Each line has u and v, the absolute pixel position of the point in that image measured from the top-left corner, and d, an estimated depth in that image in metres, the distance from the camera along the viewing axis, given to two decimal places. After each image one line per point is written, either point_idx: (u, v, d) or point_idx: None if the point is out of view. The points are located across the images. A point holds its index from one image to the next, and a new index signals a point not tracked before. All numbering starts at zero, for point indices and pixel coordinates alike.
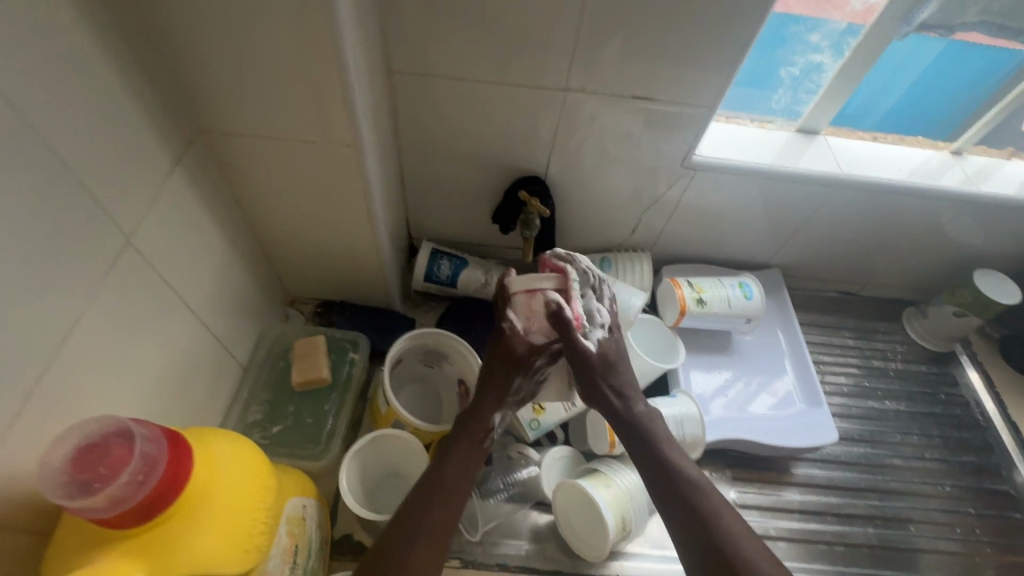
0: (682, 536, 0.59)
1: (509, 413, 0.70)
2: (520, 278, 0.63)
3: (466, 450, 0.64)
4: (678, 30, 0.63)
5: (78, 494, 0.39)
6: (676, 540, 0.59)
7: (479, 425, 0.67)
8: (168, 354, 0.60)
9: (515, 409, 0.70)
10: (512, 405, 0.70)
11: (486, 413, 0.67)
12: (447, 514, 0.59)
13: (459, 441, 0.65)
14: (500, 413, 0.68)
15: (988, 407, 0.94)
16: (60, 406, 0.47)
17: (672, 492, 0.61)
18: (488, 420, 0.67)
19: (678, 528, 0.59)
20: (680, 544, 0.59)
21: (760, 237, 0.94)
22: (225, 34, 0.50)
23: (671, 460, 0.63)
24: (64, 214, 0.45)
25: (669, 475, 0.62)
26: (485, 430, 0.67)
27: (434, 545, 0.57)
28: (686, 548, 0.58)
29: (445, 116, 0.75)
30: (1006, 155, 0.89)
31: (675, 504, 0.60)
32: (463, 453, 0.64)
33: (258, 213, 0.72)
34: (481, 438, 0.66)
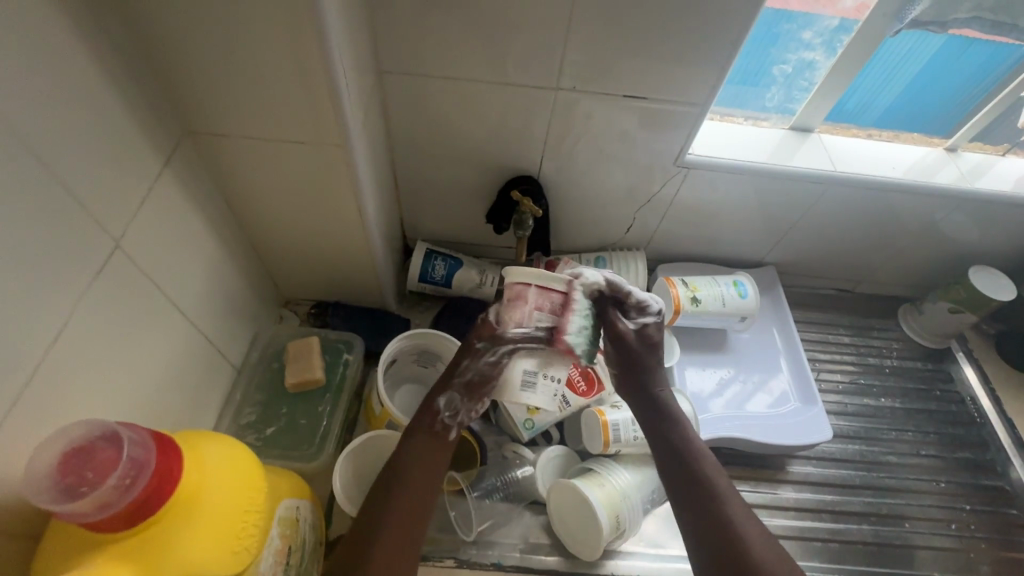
0: (689, 522, 0.62)
1: (456, 399, 0.67)
2: (525, 269, 0.61)
3: (426, 436, 0.64)
4: (668, 28, 0.63)
5: (63, 499, 0.39)
6: (682, 526, 0.62)
7: (429, 413, 0.66)
8: (159, 356, 0.60)
9: (464, 393, 0.67)
10: (458, 389, 0.67)
11: (432, 398, 0.67)
12: (416, 497, 0.60)
13: (412, 430, 0.65)
14: (446, 397, 0.67)
15: (984, 403, 0.94)
16: (49, 409, 0.47)
17: (687, 487, 0.63)
18: (434, 404, 0.67)
19: (685, 515, 0.62)
20: (685, 530, 0.62)
21: (755, 235, 0.94)
22: (211, 35, 0.50)
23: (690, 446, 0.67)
24: (51, 218, 0.45)
25: (685, 462, 0.65)
26: (433, 414, 0.66)
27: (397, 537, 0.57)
28: (689, 534, 0.61)
29: (437, 116, 0.75)
30: (1001, 151, 0.88)
31: (685, 488, 0.64)
32: (423, 439, 0.64)
33: (249, 215, 0.72)
34: (433, 425, 0.65)
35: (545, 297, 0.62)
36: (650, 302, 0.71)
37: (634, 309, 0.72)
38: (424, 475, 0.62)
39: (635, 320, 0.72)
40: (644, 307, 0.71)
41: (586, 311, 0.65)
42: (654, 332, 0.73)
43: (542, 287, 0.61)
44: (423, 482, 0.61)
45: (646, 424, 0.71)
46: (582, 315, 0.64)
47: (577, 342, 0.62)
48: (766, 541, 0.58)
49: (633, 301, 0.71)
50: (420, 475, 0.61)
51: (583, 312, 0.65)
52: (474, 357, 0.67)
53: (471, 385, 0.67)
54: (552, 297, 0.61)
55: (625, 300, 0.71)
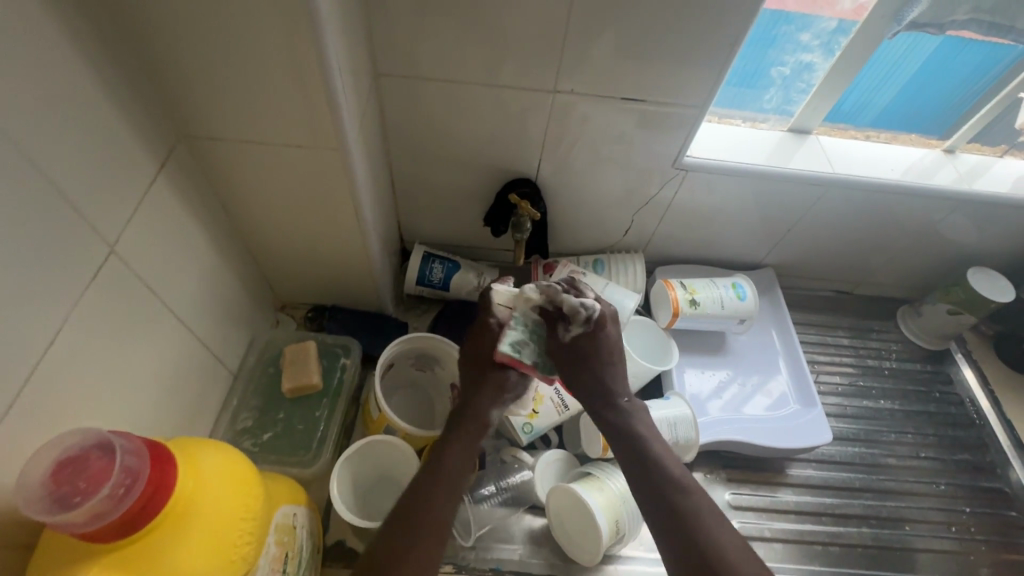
0: (666, 540, 0.56)
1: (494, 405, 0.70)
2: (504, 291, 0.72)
3: (468, 439, 0.65)
4: (666, 31, 0.63)
5: (55, 509, 0.38)
6: (659, 546, 0.57)
7: (471, 416, 0.67)
8: (155, 362, 0.60)
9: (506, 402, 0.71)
10: (502, 398, 0.70)
11: (477, 402, 0.68)
12: (453, 496, 0.60)
13: (456, 434, 0.65)
14: (497, 408, 0.69)
15: (983, 404, 0.94)
16: (43, 417, 0.46)
17: (656, 492, 0.59)
18: (481, 413, 0.67)
19: (661, 532, 0.57)
20: (663, 550, 0.57)
21: (753, 237, 0.93)
22: (207, 39, 0.50)
23: (661, 458, 0.62)
24: (45, 224, 0.44)
25: (657, 476, 0.60)
26: (478, 420, 0.67)
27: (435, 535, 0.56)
28: (667, 555, 0.56)
29: (434, 119, 0.75)
30: (999, 152, 0.88)
31: (656, 503, 0.59)
32: (464, 445, 0.65)
33: (246, 219, 0.71)
34: (473, 429, 0.66)
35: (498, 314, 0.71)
36: (583, 307, 0.67)
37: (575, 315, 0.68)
38: (462, 478, 0.62)
39: (574, 329, 0.68)
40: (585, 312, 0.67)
41: (528, 325, 0.70)
42: (601, 338, 0.69)
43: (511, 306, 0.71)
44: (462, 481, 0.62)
45: (614, 439, 0.66)
46: (523, 330, 0.69)
47: (522, 355, 0.68)
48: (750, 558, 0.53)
49: (572, 308, 0.68)
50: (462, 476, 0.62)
51: (528, 329, 0.69)
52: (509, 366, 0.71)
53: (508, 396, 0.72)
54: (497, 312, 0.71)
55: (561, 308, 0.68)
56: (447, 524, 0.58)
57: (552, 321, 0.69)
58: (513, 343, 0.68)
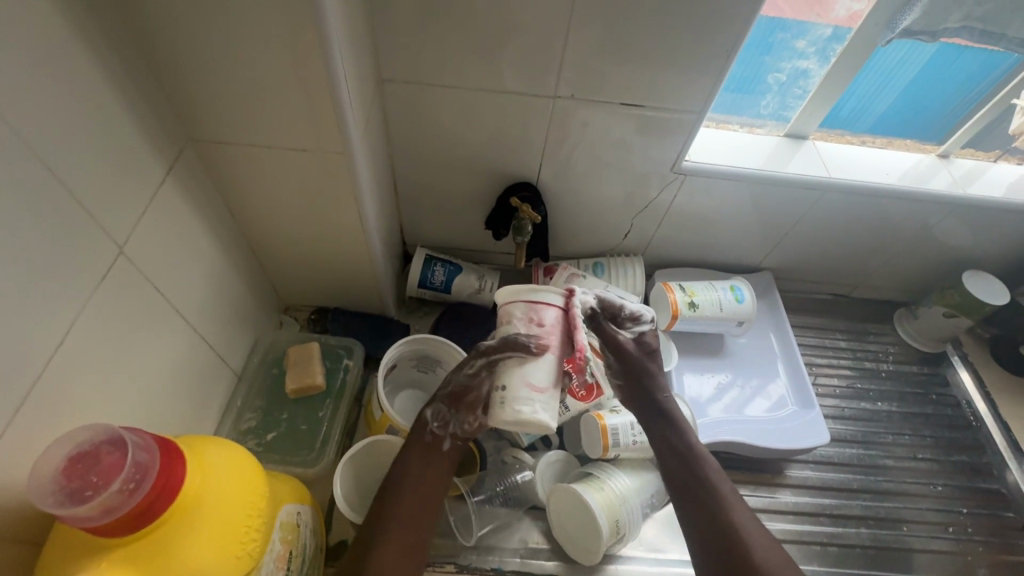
0: (695, 527, 0.62)
1: (445, 411, 0.66)
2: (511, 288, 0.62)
3: (418, 448, 0.64)
4: (664, 37, 0.64)
5: (68, 503, 0.39)
6: (688, 534, 0.63)
7: (417, 422, 0.66)
8: (161, 362, 0.60)
9: (449, 404, 0.66)
10: (445, 400, 0.66)
11: (419, 409, 0.66)
12: (416, 505, 0.61)
13: (404, 450, 0.64)
14: (433, 407, 0.66)
15: (979, 406, 0.95)
16: (53, 413, 0.47)
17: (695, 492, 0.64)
18: (422, 416, 0.66)
19: (691, 521, 0.62)
20: (691, 536, 0.62)
21: (751, 241, 0.95)
22: (216, 45, 0.51)
23: (696, 451, 0.66)
24: (55, 225, 0.45)
25: (690, 468, 0.65)
26: (422, 425, 0.66)
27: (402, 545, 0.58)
28: (695, 540, 0.62)
29: (436, 124, 0.76)
30: (993, 157, 0.90)
31: (690, 495, 0.64)
32: (416, 454, 0.64)
33: (250, 221, 0.72)
34: (425, 436, 0.65)
35: (531, 313, 0.60)
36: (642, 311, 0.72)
37: (629, 319, 0.71)
38: (421, 490, 0.62)
39: (630, 330, 0.72)
40: (638, 317, 0.72)
41: (585, 329, 0.65)
42: (653, 341, 0.73)
43: (529, 300, 0.61)
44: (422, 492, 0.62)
45: (649, 431, 0.70)
46: (586, 339, 0.64)
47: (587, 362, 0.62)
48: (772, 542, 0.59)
49: (627, 312, 0.71)
50: (420, 486, 0.62)
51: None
52: (456, 370, 0.66)
53: (455, 397, 0.66)
54: (529, 309, 0.60)
55: (618, 313, 0.71)
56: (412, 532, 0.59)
57: (602, 327, 0.70)
58: (586, 357, 0.61)
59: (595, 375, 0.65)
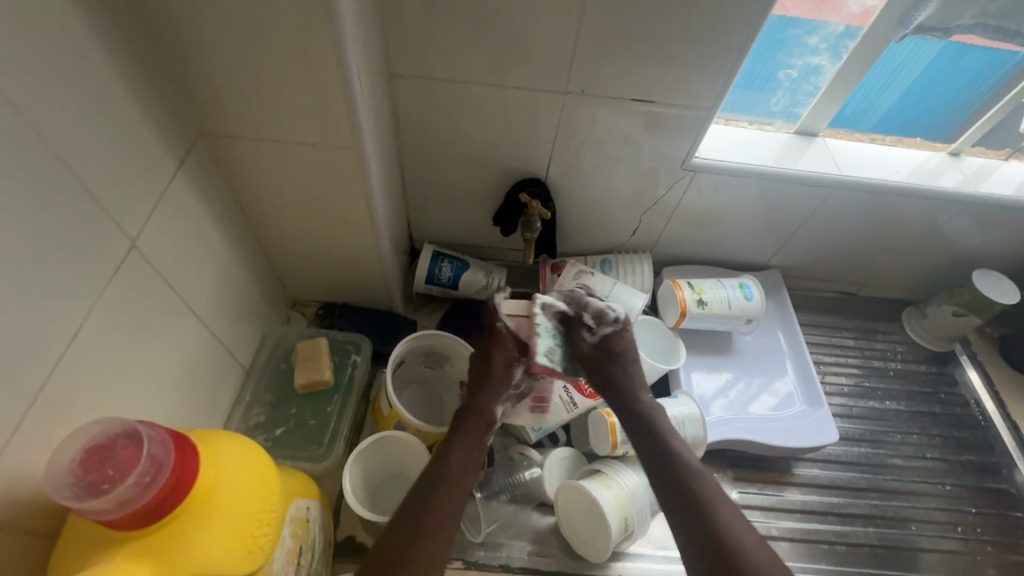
0: (684, 530, 0.60)
1: (497, 401, 0.70)
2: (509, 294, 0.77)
3: (466, 437, 0.66)
4: (677, 34, 0.64)
5: (85, 496, 0.39)
6: (677, 538, 0.61)
7: (473, 415, 0.69)
8: (172, 356, 0.60)
9: (511, 399, 0.72)
10: (499, 393, 0.71)
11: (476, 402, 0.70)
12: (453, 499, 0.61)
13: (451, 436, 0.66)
14: (499, 402, 0.71)
15: (988, 406, 0.95)
16: (66, 407, 0.47)
17: (679, 489, 0.63)
18: (481, 409, 0.70)
19: (680, 525, 0.61)
20: (681, 539, 0.60)
21: (760, 238, 0.94)
22: (229, 39, 0.51)
23: (681, 457, 0.65)
24: (70, 218, 0.45)
25: (675, 472, 0.64)
26: (479, 417, 0.69)
27: (438, 536, 0.58)
28: (685, 543, 0.60)
29: (446, 119, 0.76)
30: (1004, 155, 0.89)
31: (676, 499, 0.62)
32: (463, 441, 0.66)
33: (260, 216, 0.72)
34: (475, 428, 0.68)
35: None
36: (607, 309, 0.74)
37: (596, 318, 0.75)
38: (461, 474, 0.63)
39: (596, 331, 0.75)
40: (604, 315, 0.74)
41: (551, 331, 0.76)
42: (621, 340, 0.75)
43: None
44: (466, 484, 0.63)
45: (634, 439, 0.69)
46: (549, 336, 0.75)
47: (553, 363, 0.74)
48: (762, 545, 0.58)
49: (593, 311, 0.75)
50: (465, 477, 0.63)
51: (552, 334, 0.75)
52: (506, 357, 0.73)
53: (516, 394, 0.73)
54: None
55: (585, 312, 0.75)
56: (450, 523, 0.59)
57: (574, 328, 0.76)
58: (546, 352, 0.74)
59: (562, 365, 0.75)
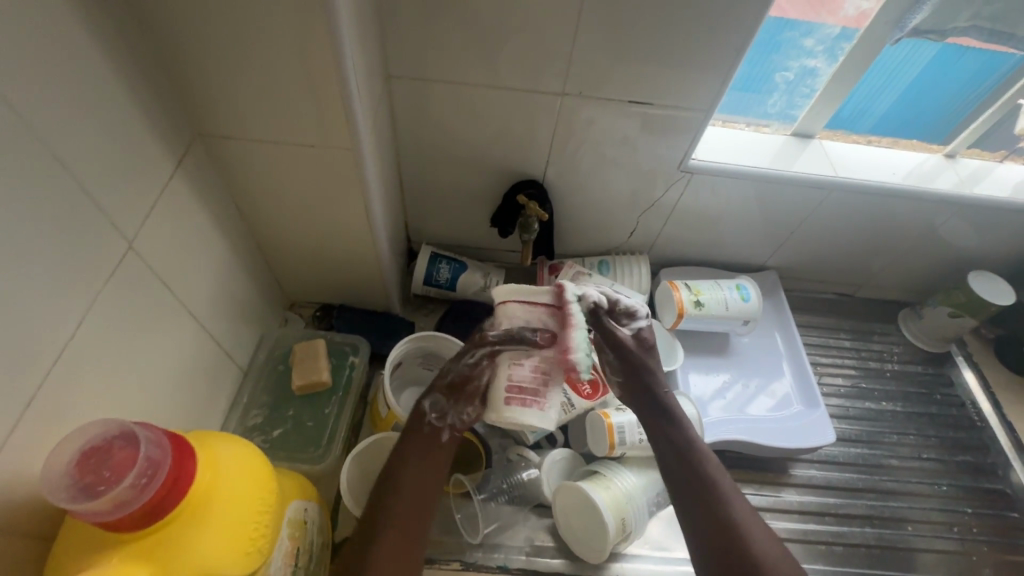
0: (694, 525, 0.61)
1: (444, 401, 0.66)
2: (510, 286, 0.64)
3: (418, 439, 0.64)
4: (673, 36, 0.64)
5: (82, 498, 0.39)
6: (688, 532, 0.62)
7: (415, 416, 0.66)
8: (169, 358, 0.60)
9: (449, 394, 0.66)
10: (442, 391, 0.66)
11: (418, 401, 0.67)
12: (410, 497, 0.60)
13: (406, 442, 0.64)
14: (431, 398, 0.66)
15: (984, 407, 0.95)
16: (62, 410, 0.47)
17: (692, 485, 0.63)
18: (421, 408, 0.67)
19: (689, 519, 0.62)
20: (689, 534, 0.62)
21: (757, 240, 0.94)
22: (226, 40, 0.51)
23: (696, 451, 0.66)
24: (66, 219, 0.45)
25: (688, 466, 0.65)
26: (420, 418, 0.66)
27: (401, 540, 0.58)
28: (694, 538, 0.61)
29: (443, 121, 0.76)
30: (999, 157, 0.89)
31: (688, 493, 0.63)
32: (412, 445, 0.64)
33: (257, 217, 0.72)
34: (422, 428, 0.65)
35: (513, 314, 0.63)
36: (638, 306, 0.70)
37: (625, 314, 0.70)
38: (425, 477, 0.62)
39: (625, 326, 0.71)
40: (633, 312, 0.70)
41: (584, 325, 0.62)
42: (648, 334, 0.72)
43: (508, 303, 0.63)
44: (422, 486, 0.62)
45: (651, 432, 0.69)
46: (583, 329, 0.67)
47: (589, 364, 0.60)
48: (772, 541, 0.58)
49: (622, 308, 0.70)
50: (416, 479, 0.62)
51: (585, 327, 0.67)
52: (457, 359, 0.66)
53: (453, 387, 0.66)
54: (515, 312, 0.63)
55: (615, 307, 0.70)
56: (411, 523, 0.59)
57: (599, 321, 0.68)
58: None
59: (590, 356, 0.70)
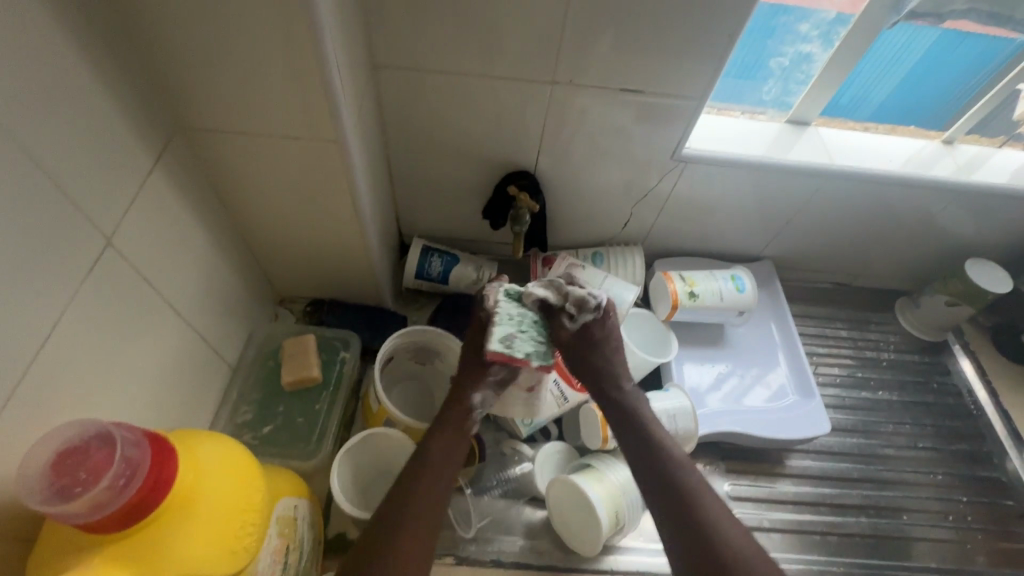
0: (669, 526, 0.59)
1: (490, 395, 0.68)
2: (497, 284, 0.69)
3: (451, 431, 0.64)
4: (665, 23, 0.63)
5: (56, 500, 0.38)
6: (662, 533, 0.60)
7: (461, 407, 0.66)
8: (153, 356, 0.60)
9: (496, 388, 0.68)
10: (490, 385, 0.68)
11: (467, 392, 0.67)
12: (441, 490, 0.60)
13: (436, 431, 0.64)
14: (481, 392, 0.67)
15: (980, 395, 0.95)
16: (40, 412, 0.46)
17: (661, 482, 0.62)
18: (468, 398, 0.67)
19: (663, 521, 0.60)
20: (664, 534, 0.60)
21: (752, 230, 0.94)
22: (203, 31, 0.50)
23: (662, 447, 0.64)
24: (41, 216, 0.44)
25: (656, 467, 0.63)
26: (465, 409, 0.66)
27: (426, 529, 0.57)
28: (670, 540, 0.59)
29: (431, 111, 0.74)
30: (998, 143, 0.88)
31: (659, 493, 0.61)
32: (450, 436, 0.64)
33: (243, 211, 0.71)
34: (463, 419, 0.65)
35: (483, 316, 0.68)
36: (589, 297, 0.68)
37: (581, 307, 0.69)
38: (449, 469, 0.62)
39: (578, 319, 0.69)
40: (596, 303, 0.69)
41: (516, 317, 0.65)
42: (608, 328, 0.71)
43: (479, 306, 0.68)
44: (448, 478, 0.61)
45: (620, 435, 0.68)
46: (512, 323, 0.65)
47: (513, 349, 0.62)
48: (745, 537, 0.57)
49: (579, 299, 0.69)
50: (450, 468, 0.62)
51: (517, 322, 0.65)
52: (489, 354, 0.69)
53: (502, 381, 0.69)
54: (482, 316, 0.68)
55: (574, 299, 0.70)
56: (436, 516, 0.58)
57: (557, 317, 0.68)
58: (503, 339, 0.63)
59: (530, 353, 0.63)
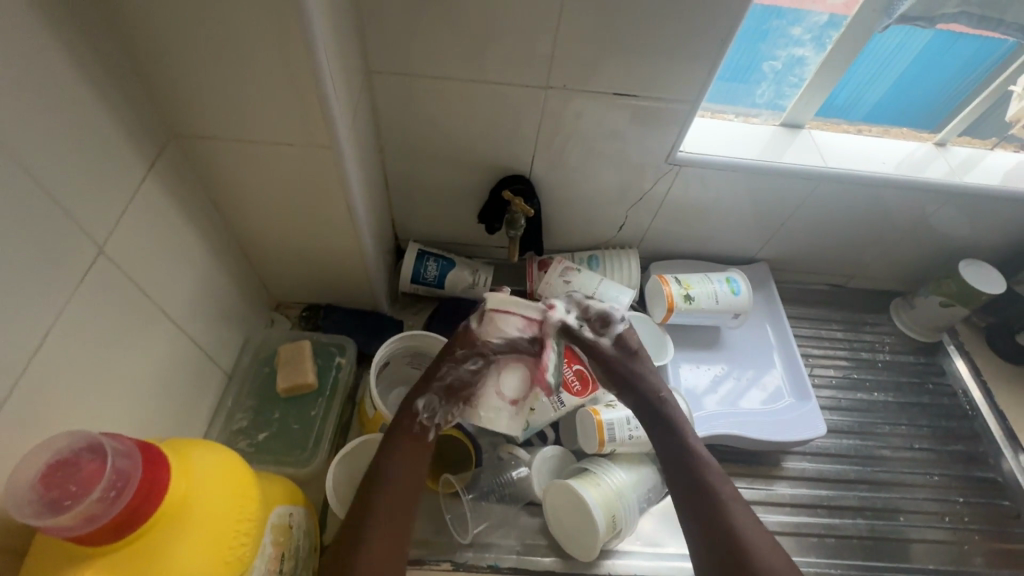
0: (693, 524, 0.62)
1: (436, 401, 0.67)
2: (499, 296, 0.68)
3: (406, 438, 0.64)
4: (658, 27, 0.63)
5: (46, 513, 0.38)
6: (687, 529, 0.63)
7: (406, 414, 0.66)
8: (147, 363, 0.59)
9: (443, 395, 0.68)
10: (437, 392, 0.68)
11: (411, 400, 0.67)
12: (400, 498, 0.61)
13: (392, 439, 0.64)
14: (426, 398, 0.67)
15: (976, 396, 0.95)
16: (32, 422, 0.46)
17: (693, 483, 0.64)
18: (413, 407, 0.67)
19: (689, 519, 0.63)
20: (689, 531, 0.62)
21: (747, 232, 0.94)
22: (195, 38, 0.49)
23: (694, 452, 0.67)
24: (32, 224, 0.44)
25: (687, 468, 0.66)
26: (411, 417, 0.66)
27: (390, 539, 0.58)
28: (694, 537, 0.62)
29: (426, 116, 0.74)
30: (990, 144, 0.89)
31: (688, 494, 0.64)
32: (405, 444, 0.64)
33: (237, 217, 0.71)
34: (411, 427, 0.65)
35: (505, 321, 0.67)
36: (612, 311, 0.74)
37: (601, 322, 0.74)
38: (410, 476, 0.62)
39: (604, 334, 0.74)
40: (608, 319, 0.74)
41: None
42: (630, 340, 0.75)
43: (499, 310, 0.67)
44: (408, 484, 0.62)
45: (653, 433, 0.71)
46: None
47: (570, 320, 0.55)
48: (767, 538, 0.60)
49: (596, 315, 0.74)
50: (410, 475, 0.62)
51: None
52: (454, 362, 0.68)
53: (451, 389, 0.68)
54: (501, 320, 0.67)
55: (590, 317, 0.74)
56: (397, 525, 0.59)
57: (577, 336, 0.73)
58: None
59: None
